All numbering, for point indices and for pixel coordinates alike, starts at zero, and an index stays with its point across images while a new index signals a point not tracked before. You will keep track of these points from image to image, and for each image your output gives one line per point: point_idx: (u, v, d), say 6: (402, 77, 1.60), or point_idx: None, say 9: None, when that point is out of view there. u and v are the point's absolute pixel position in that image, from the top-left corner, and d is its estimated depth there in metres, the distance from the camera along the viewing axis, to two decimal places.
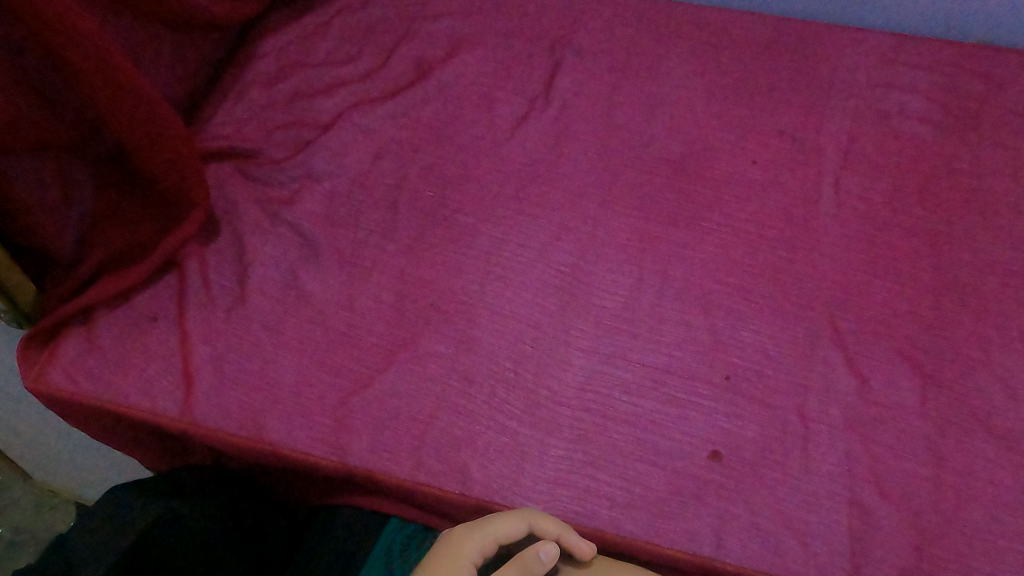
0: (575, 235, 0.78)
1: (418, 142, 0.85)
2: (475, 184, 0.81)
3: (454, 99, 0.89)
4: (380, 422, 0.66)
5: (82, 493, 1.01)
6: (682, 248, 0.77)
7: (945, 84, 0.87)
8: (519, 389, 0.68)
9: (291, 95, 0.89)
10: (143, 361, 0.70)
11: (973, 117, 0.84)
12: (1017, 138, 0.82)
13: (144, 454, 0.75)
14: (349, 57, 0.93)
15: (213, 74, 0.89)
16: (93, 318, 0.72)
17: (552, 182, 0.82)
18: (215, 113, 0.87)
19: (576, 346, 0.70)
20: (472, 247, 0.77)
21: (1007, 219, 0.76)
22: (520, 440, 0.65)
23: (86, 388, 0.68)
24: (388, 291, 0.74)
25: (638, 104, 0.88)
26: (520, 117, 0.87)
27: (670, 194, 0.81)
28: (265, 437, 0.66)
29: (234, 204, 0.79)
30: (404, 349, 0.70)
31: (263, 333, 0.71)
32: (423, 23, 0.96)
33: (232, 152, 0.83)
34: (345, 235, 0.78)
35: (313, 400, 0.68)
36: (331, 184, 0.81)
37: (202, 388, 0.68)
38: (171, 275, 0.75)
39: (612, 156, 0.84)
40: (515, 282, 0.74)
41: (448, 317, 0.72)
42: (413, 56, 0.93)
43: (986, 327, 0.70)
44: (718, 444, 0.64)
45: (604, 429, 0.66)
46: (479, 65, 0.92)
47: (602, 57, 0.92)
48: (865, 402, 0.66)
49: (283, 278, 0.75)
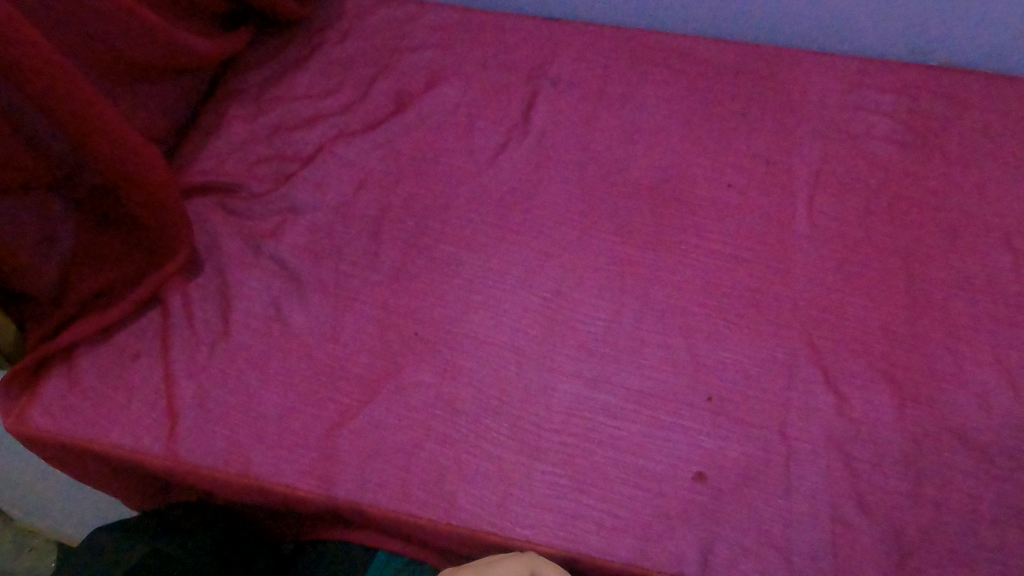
0: (556, 261, 0.79)
1: (400, 173, 0.86)
2: (456, 214, 0.82)
3: (434, 130, 0.90)
4: (367, 453, 0.66)
5: (63, 536, 0.99)
6: (662, 271, 0.78)
7: (911, 106, 0.89)
8: (504, 415, 0.68)
9: (271, 129, 0.90)
10: (126, 400, 0.70)
11: (939, 137, 0.86)
12: (982, 156, 0.84)
13: (127, 492, 0.74)
14: (329, 91, 0.95)
15: (195, 110, 0.90)
16: (74, 358, 0.72)
17: (533, 210, 0.83)
18: (198, 150, 0.88)
19: (560, 372, 0.71)
20: (454, 276, 0.78)
21: (975, 235, 0.78)
22: (506, 467, 0.66)
23: (67, 428, 0.68)
24: (370, 321, 0.74)
25: (615, 131, 0.90)
26: (500, 146, 0.89)
27: (648, 218, 0.82)
28: (250, 472, 0.66)
29: (216, 239, 0.80)
30: (387, 380, 0.70)
31: (247, 367, 0.71)
32: (402, 55, 0.98)
33: (214, 187, 0.84)
34: (328, 267, 0.78)
35: (299, 434, 0.68)
36: (314, 217, 0.82)
37: (186, 425, 0.68)
38: (153, 312, 0.75)
39: (591, 183, 0.85)
40: (498, 310, 0.75)
41: (432, 346, 0.72)
42: (393, 88, 0.95)
43: (958, 342, 0.71)
44: (703, 465, 0.65)
45: (590, 454, 0.66)
46: (458, 96, 0.94)
47: (579, 86, 0.94)
48: (843, 419, 0.67)
49: (266, 311, 0.75)
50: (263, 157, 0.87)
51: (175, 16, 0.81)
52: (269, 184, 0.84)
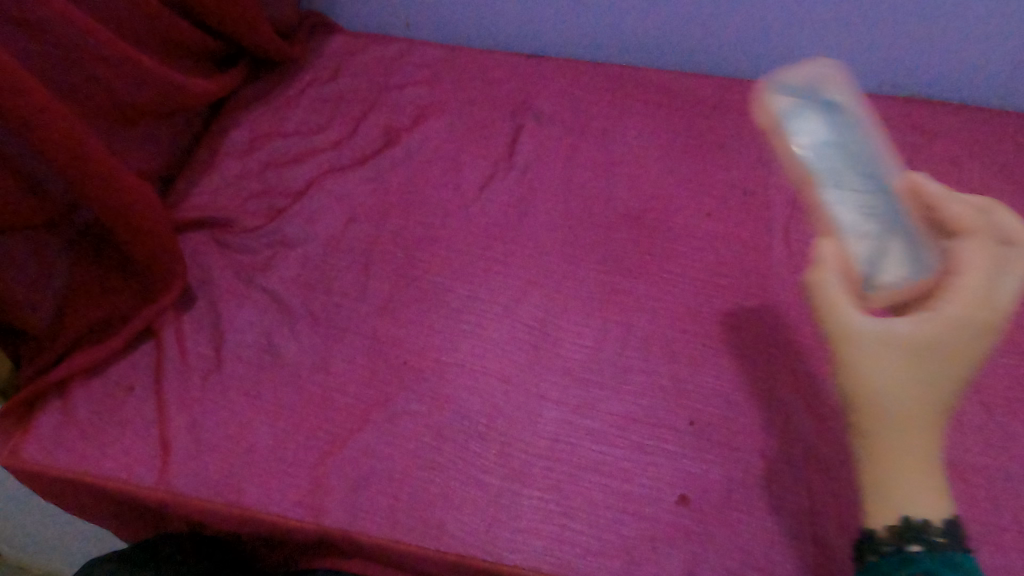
0: (541, 290, 0.81)
1: (390, 207, 0.89)
2: (444, 245, 0.85)
3: (422, 164, 0.93)
4: (357, 481, 0.67)
5: (57, 569, 0.99)
6: (645, 298, 0.80)
7: (881, 137, 0.93)
8: (491, 442, 0.70)
9: (263, 165, 0.93)
10: (120, 432, 0.71)
11: (909, 166, 0.90)
12: (951, 183, 0.88)
13: (120, 525, 0.75)
14: (320, 127, 0.97)
15: (189, 147, 0.93)
16: (68, 391, 0.73)
17: (519, 240, 0.85)
18: (191, 186, 0.90)
19: (546, 399, 0.73)
20: (443, 306, 0.79)
21: None
22: (495, 492, 0.67)
23: (61, 461, 0.69)
24: (360, 351, 0.76)
25: (597, 163, 0.93)
26: (486, 179, 0.91)
27: (630, 247, 0.84)
28: (242, 502, 0.67)
29: (209, 273, 0.82)
30: (377, 409, 0.72)
31: (239, 398, 0.73)
32: (391, 92, 1.01)
33: (207, 222, 0.86)
34: (319, 299, 0.80)
35: (291, 463, 0.69)
36: (305, 249, 0.84)
37: (178, 456, 0.69)
38: (147, 345, 0.77)
39: (574, 213, 0.88)
40: (486, 338, 0.77)
41: (421, 375, 0.74)
42: (381, 124, 0.98)
43: None
44: (687, 488, 0.67)
45: (576, 479, 0.68)
46: (445, 131, 0.97)
47: (563, 120, 0.97)
48: (822, 441, 0.69)
49: (258, 343, 0.77)
50: (255, 192, 0.90)
51: (170, 58, 0.84)
52: (261, 218, 0.87)
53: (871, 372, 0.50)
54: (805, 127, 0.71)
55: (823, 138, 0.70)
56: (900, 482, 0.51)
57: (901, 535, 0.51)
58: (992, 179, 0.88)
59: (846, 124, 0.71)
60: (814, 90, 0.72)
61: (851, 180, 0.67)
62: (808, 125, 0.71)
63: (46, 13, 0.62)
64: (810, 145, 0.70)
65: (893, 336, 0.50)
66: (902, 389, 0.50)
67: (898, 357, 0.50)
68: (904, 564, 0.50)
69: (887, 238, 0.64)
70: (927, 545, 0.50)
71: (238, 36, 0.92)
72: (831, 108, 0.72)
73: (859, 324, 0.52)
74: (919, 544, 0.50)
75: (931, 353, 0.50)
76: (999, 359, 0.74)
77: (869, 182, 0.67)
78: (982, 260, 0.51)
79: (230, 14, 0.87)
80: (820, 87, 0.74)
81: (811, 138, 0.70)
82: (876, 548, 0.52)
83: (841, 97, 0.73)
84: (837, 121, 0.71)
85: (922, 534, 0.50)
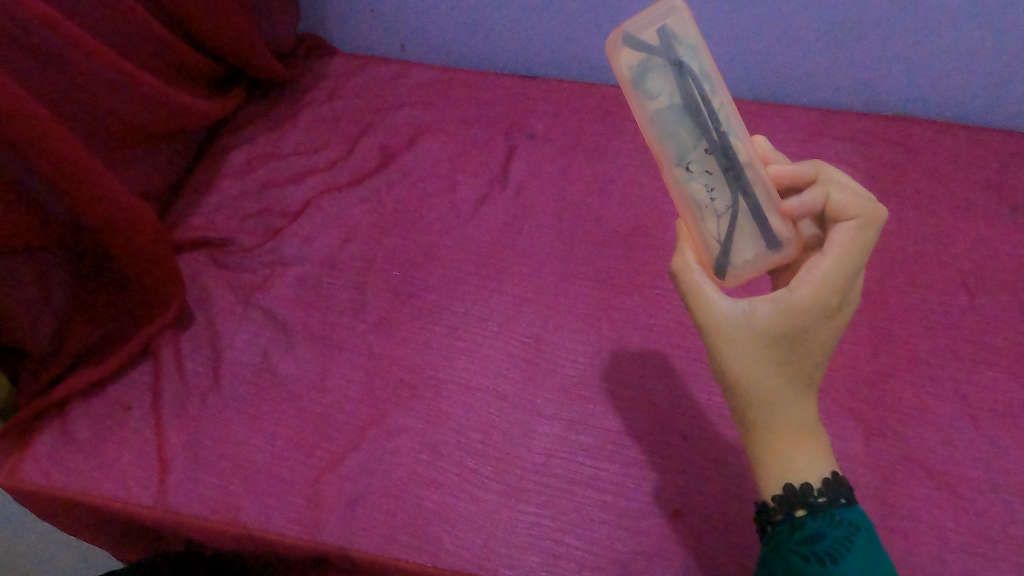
0: (535, 307, 0.82)
1: (386, 226, 0.90)
2: (439, 263, 0.86)
3: (417, 183, 0.94)
4: (354, 498, 0.68)
5: None
6: (638, 314, 0.81)
7: (867, 154, 0.95)
8: (487, 458, 0.71)
9: (260, 186, 0.94)
10: (118, 451, 0.71)
11: (895, 183, 0.91)
12: (937, 199, 0.89)
13: (117, 544, 0.75)
14: (316, 148, 0.99)
15: (187, 168, 0.94)
16: (67, 411, 0.74)
17: (513, 258, 0.86)
18: (189, 206, 0.91)
19: (541, 415, 0.73)
20: (438, 323, 0.80)
21: (932, 275, 0.83)
22: (491, 509, 0.68)
23: (59, 481, 0.70)
24: (355, 368, 0.77)
25: (589, 182, 0.94)
26: (480, 198, 0.93)
27: (622, 263, 0.86)
28: (239, 520, 0.67)
29: (207, 293, 0.83)
30: (373, 426, 0.73)
31: (236, 416, 0.73)
32: (386, 113, 1.03)
33: (205, 242, 0.87)
34: (315, 317, 0.81)
35: (287, 481, 0.69)
36: (302, 268, 0.85)
37: (176, 474, 0.70)
38: (146, 365, 0.77)
39: (567, 231, 0.89)
40: (481, 355, 0.78)
41: (417, 392, 0.75)
42: (377, 145, 0.99)
43: (921, 378, 0.75)
44: (680, 502, 0.67)
45: (570, 494, 0.68)
46: (440, 151, 0.98)
47: (555, 139, 0.99)
48: None
49: (255, 362, 0.78)
50: (253, 212, 0.91)
51: (170, 81, 0.86)
52: (258, 238, 0.88)
53: (733, 357, 0.56)
54: (653, 87, 0.57)
55: (704, 98, 0.56)
56: (777, 456, 0.57)
57: (787, 504, 0.55)
58: (977, 194, 0.89)
59: (710, 85, 0.57)
60: (650, 49, 0.57)
61: (713, 167, 0.57)
62: (662, 85, 0.57)
63: (49, 36, 0.63)
64: (670, 116, 0.57)
65: (751, 325, 0.56)
66: (762, 372, 0.56)
67: (757, 345, 0.56)
68: (790, 528, 0.54)
69: (765, 214, 0.57)
70: (810, 509, 0.54)
71: (235, 59, 0.94)
72: (679, 70, 0.56)
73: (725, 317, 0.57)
74: (804, 510, 0.55)
75: (783, 341, 0.55)
76: (987, 373, 0.75)
77: (714, 171, 0.58)
78: (837, 251, 0.54)
79: (228, 38, 0.89)
80: (671, 38, 0.56)
81: (664, 100, 0.57)
82: (770, 520, 0.56)
83: (693, 57, 0.57)
84: (692, 85, 0.56)
85: (806, 497, 0.55)
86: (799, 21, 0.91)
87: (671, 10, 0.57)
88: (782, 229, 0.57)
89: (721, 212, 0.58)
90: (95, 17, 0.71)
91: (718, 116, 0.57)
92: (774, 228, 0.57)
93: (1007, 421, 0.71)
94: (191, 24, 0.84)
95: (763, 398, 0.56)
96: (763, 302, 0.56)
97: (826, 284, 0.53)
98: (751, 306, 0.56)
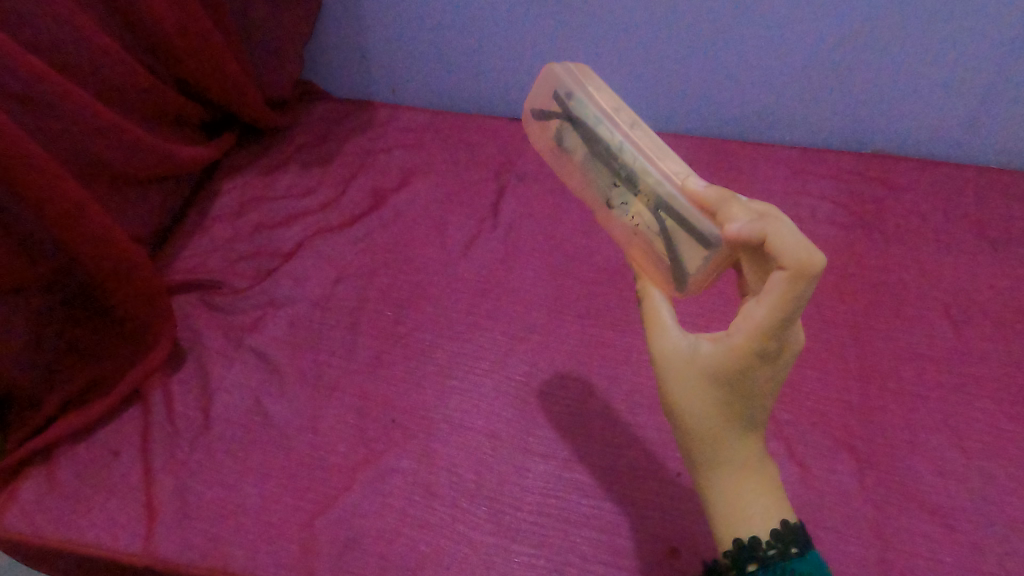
0: (527, 345, 0.82)
1: (378, 266, 0.91)
2: (431, 303, 0.86)
3: (408, 223, 0.96)
4: (346, 542, 0.67)
5: None
6: (627, 350, 0.82)
7: (849, 191, 0.97)
8: (481, 498, 0.70)
9: (252, 227, 0.95)
10: (105, 498, 0.70)
11: (877, 218, 0.93)
12: (918, 233, 0.91)
13: None
14: (308, 190, 1.00)
15: (179, 211, 0.95)
16: (53, 457, 0.72)
17: (504, 296, 0.87)
18: (181, 249, 0.92)
19: (534, 453, 0.73)
20: (430, 362, 0.81)
21: (917, 307, 0.84)
22: (485, 550, 0.67)
23: (44, 530, 0.68)
24: (345, 408, 0.77)
25: (579, 222, 0.96)
26: (472, 238, 0.94)
27: (611, 300, 0.87)
28: (228, 567, 0.66)
29: (198, 335, 0.83)
30: (365, 468, 0.72)
31: (227, 460, 0.73)
32: (377, 155, 1.05)
33: (197, 284, 0.87)
34: (308, 358, 0.81)
35: (277, 525, 0.68)
36: (294, 309, 0.86)
37: (164, 521, 0.68)
38: (135, 408, 0.77)
39: (558, 270, 0.90)
40: (473, 394, 0.78)
41: (410, 432, 0.75)
42: (369, 186, 1.01)
43: (910, 409, 0.75)
44: (676, 540, 0.67)
45: (564, 535, 0.68)
46: (431, 192, 1.00)
47: (544, 180, 1.01)
48: (807, 489, 0.70)
49: (247, 403, 0.77)
50: (244, 254, 0.92)
51: (163, 125, 0.88)
52: (250, 279, 0.88)
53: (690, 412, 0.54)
54: (569, 143, 0.64)
55: (599, 134, 0.61)
56: (739, 507, 0.53)
57: (732, 557, 0.52)
58: (957, 229, 0.91)
59: (599, 119, 0.61)
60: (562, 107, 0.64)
61: (628, 190, 0.60)
62: (572, 138, 0.64)
63: (42, 89, 0.65)
64: (587, 160, 0.63)
65: (696, 370, 0.53)
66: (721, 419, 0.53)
67: (706, 393, 0.53)
68: None
69: (688, 221, 0.56)
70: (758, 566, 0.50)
71: (228, 105, 0.96)
72: (574, 121, 0.63)
73: (670, 351, 0.55)
74: (753, 565, 0.50)
75: (724, 383, 0.52)
76: (976, 405, 0.75)
77: (629, 195, 0.60)
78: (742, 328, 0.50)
79: (223, 86, 0.91)
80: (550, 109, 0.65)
81: (579, 151, 0.64)
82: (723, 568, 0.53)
83: (581, 106, 0.63)
84: (591, 131, 0.62)
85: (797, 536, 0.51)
86: (775, 64, 0.95)
87: (554, 76, 0.65)
88: (710, 234, 0.55)
89: (648, 229, 0.59)
90: (94, 68, 0.73)
91: (613, 145, 0.60)
92: (702, 232, 0.55)
93: (998, 453, 0.72)
94: (184, 70, 0.86)
95: (699, 439, 0.54)
96: (708, 340, 0.53)
97: (722, 352, 0.51)
98: (694, 345, 0.54)
